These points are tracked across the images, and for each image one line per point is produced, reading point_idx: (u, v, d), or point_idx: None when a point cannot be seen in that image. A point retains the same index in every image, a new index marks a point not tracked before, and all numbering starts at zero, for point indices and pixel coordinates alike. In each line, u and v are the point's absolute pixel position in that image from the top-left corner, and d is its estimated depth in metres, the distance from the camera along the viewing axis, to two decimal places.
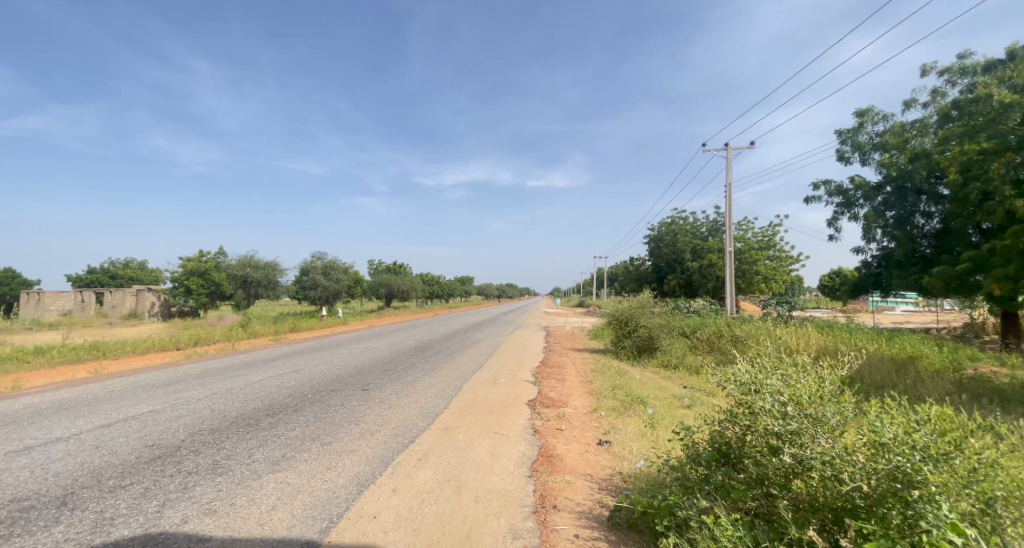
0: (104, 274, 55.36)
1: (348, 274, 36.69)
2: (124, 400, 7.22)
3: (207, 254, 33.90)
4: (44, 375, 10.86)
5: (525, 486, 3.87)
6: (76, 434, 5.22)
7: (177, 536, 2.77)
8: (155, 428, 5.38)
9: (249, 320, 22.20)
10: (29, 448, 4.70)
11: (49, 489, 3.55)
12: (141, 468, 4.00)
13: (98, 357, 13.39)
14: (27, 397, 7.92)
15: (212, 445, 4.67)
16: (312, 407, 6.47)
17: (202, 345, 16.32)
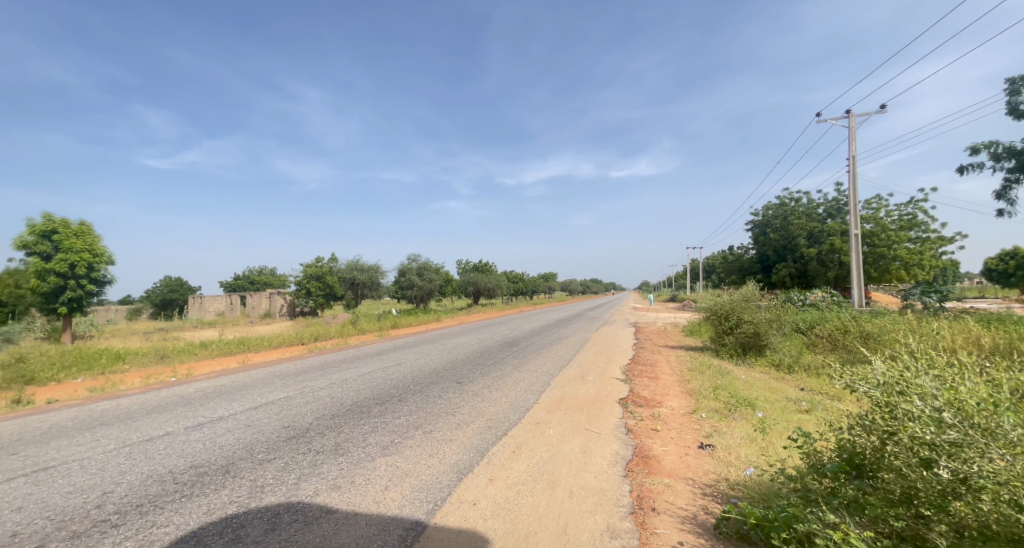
0: (245, 280, 65.87)
1: (440, 274, 38.91)
2: (266, 387, 8.48)
3: (321, 260, 38.37)
4: (208, 365, 13.19)
5: (621, 486, 3.76)
6: (234, 414, 6.28)
7: (312, 506, 3.17)
8: (290, 411, 6.23)
9: (357, 318, 24.70)
10: (201, 425, 5.73)
11: (217, 459, 4.29)
12: (279, 445, 4.65)
13: (243, 350, 15.93)
14: (197, 383, 9.66)
15: (334, 428, 5.27)
16: (414, 397, 6.98)
17: (320, 340, 18.52)
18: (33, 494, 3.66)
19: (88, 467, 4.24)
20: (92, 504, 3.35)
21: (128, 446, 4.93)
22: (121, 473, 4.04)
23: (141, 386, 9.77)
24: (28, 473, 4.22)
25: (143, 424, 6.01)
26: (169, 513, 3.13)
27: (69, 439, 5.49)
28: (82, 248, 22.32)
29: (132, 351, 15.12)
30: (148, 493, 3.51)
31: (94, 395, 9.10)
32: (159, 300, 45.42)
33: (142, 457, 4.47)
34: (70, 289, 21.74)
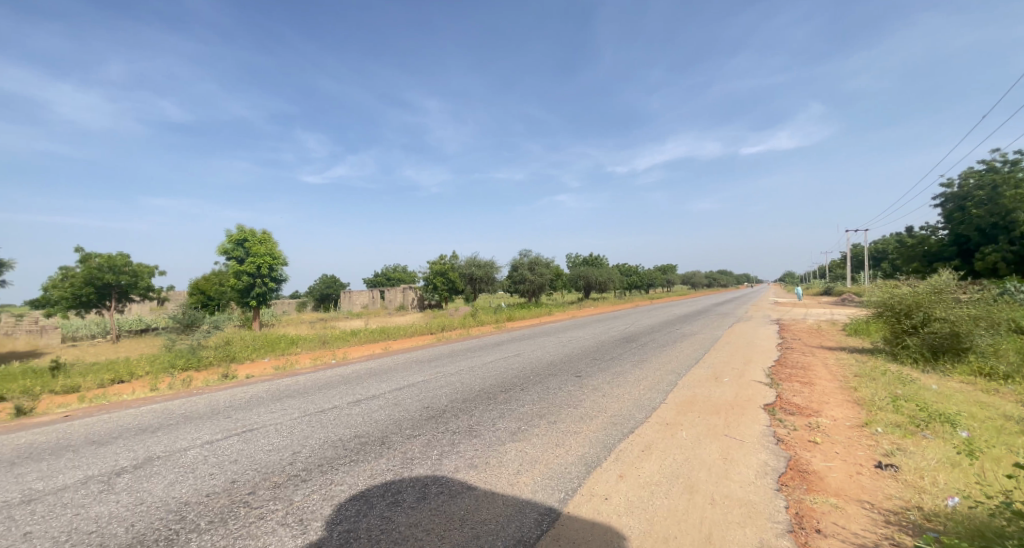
0: (382, 276, 74.96)
1: (551, 268, 39.24)
2: (406, 371, 9.57)
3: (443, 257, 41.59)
4: (359, 350, 15.34)
5: (773, 500, 3.38)
6: (383, 393, 7.22)
7: (455, 481, 3.48)
8: (428, 393, 6.93)
9: (477, 311, 26.26)
10: (359, 401, 6.70)
11: (374, 431, 4.98)
12: (421, 423, 5.21)
13: (384, 338, 18.16)
14: (352, 365, 11.33)
15: (466, 411, 5.72)
16: (536, 388, 7.19)
17: (446, 331, 20.19)
18: (248, 448, 4.70)
19: (283, 430, 5.29)
20: (288, 460, 4.18)
21: (308, 415, 6.02)
22: (305, 436, 4.95)
23: (311, 367, 11.81)
24: (244, 431, 5.43)
25: (317, 397, 7.26)
26: (342, 473, 3.74)
27: (269, 406, 6.90)
28: (265, 252, 27.69)
29: (302, 337, 18.45)
30: (326, 454, 4.25)
31: (279, 372, 11.28)
32: (319, 293, 54.25)
33: (319, 425, 5.42)
34: (259, 286, 27.30)
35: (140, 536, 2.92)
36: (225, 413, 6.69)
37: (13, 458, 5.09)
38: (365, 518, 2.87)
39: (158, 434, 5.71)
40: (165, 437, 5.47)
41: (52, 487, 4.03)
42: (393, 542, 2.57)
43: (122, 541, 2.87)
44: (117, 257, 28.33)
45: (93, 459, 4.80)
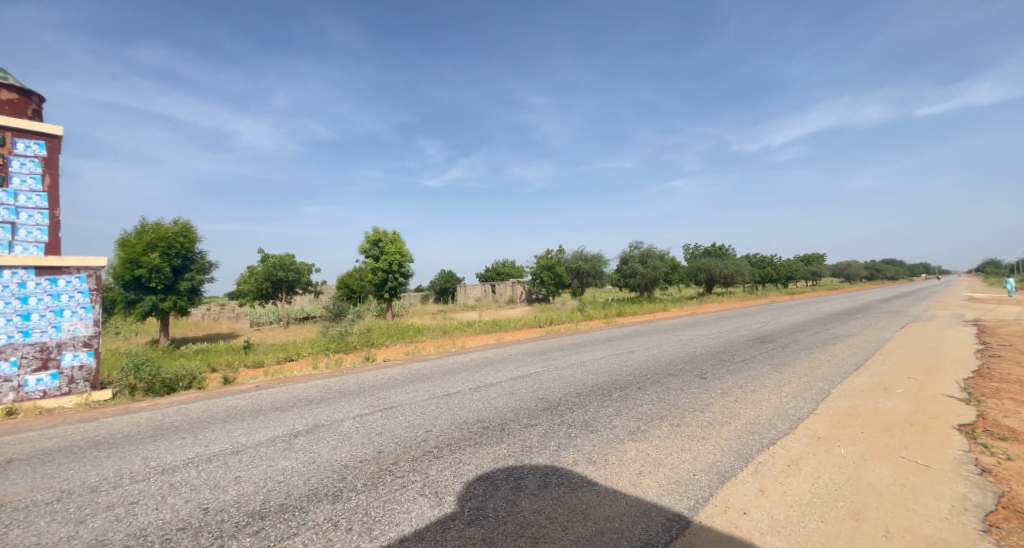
0: (493, 271, 78.76)
1: (666, 260, 36.97)
2: (520, 362, 9.90)
3: (551, 251, 41.20)
4: (474, 340, 16.33)
5: (976, 544, 2.73)
6: (501, 382, 7.57)
7: (575, 474, 3.50)
8: (542, 385, 7.08)
9: (586, 305, 25.98)
10: (479, 388, 7.14)
11: (493, 417, 5.26)
12: (538, 413, 5.34)
13: (496, 330, 19.06)
14: (469, 354, 12.11)
15: (582, 405, 5.71)
16: (654, 387, 6.85)
17: (555, 324, 20.42)
18: (389, 424, 5.32)
19: (416, 410, 5.88)
20: (422, 437, 4.64)
21: (436, 398, 6.59)
22: (434, 417, 5.44)
23: (434, 354, 12.92)
24: (384, 408, 6.17)
25: (442, 382, 7.92)
26: (468, 454, 4.02)
27: (402, 387, 7.74)
28: (395, 251, 30.83)
29: (425, 327, 20.23)
30: (454, 435, 4.61)
31: (408, 357, 12.56)
32: (439, 287, 58.95)
33: (446, 407, 5.89)
34: (391, 280, 30.64)
35: (313, 490, 3.50)
36: (368, 391, 7.66)
37: (223, 417, 6.50)
38: (492, 498, 3.05)
39: (319, 406, 6.78)
40: (325, 409, 6.48)
41: (251, 442, 5.05)
42: (518, 525, 2.68)
43: (301, 491, 3.48)
44: (285, 256, 34.28)
45: (276, 423, 5.90)
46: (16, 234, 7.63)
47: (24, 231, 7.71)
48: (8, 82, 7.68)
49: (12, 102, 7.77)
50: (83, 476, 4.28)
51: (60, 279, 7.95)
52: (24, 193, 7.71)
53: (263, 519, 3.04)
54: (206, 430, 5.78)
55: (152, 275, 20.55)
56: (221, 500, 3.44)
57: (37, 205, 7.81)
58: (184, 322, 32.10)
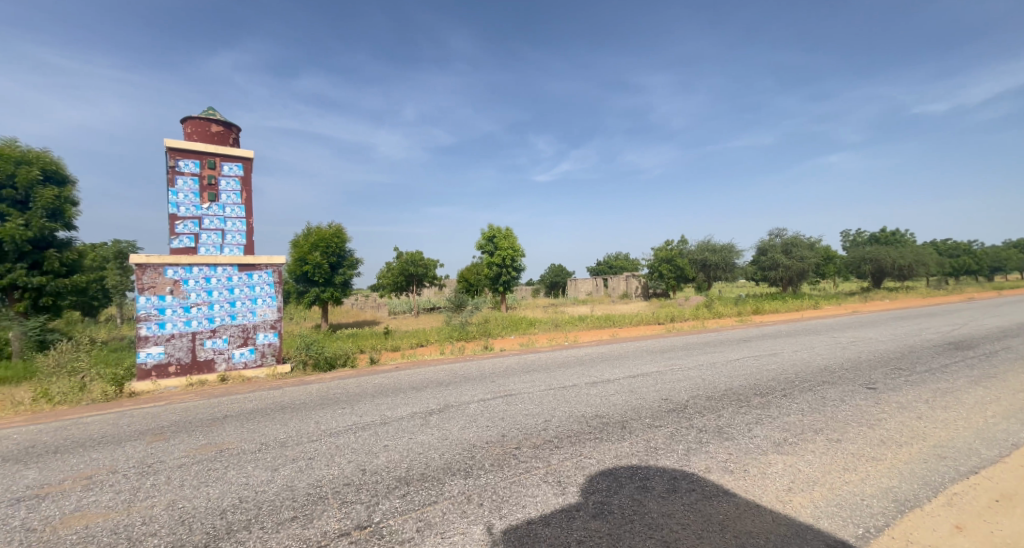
0: (606, 265, 77.09)
1: (815, 250, 32.16)
2: (641, 359, 9.54)
3: (670, 242, 39.58)
4: (590, 335, 16.19)
5: None
6: (620, 378, 7.38)
7: (708, 482, 3.27)
8: (666, 385, 6.72)
9: (713, 301, 23.88)
10: (598, 383, 7.07)
11: (615, 414, 5.17)
12: (663, 414, 5.10)
13: (612, 325, 18.63)
14: (585, 348, 12.06)
15: (713, 410, 5.29)
16: (803, 396, 6.02)
17: (678, 321, 19.22)
18: (511, 410, 5.57)
19: (535, 399, 6.05)
20: (542, 426, 4.76)
21: (555, 389, 6.70)
22: (553, 408, 5.54)
23: (551, 346, 13.13)
24: (506, 395, 6.48)
25: (559, 374, 8.03)
26: (589, 447, 4.02)
27: (522, 377, 8.04)
28: (507, 246, 32.05)
29: (539, 320, 20.64)
30: (574, 427, 4.65)
31: (524, 349, 12.98)
32: (550, 281, 59.57)
33: (564, 400, 5.96)
34: (506, 274, 31.85)
35: (447, 464, 3.84)
36: (490, 378, 8.11)
37: (371, 392, 7.48)
38: (617, 495, 3.01)
39: (448, 389, 7.39)
40: (453, 392, 7.03)
41: (394, 417, 5.73)
42: (647, 525, 2.61)
43: (438, 464, 3.85)
44: (416, 253, 37.87)
45: (412, 401, 6.59)
46: (225, 239, 9.66)
47: (230, 236, 9.73)
48: (216, 116, 9.81)
49: (220, 133, 9.86)
50: (274, 431, 5.32)
51: (254, 274, 9.90)
52: (230, 205, 9.70)
53: (408, 484, 3.44)
54: (358, 402, 6.72)
55: (316, 270, 24.35)
56: (374, 464, 3.98)
57: (238, 215, 9.77)
58: (336, 311, 37.57)
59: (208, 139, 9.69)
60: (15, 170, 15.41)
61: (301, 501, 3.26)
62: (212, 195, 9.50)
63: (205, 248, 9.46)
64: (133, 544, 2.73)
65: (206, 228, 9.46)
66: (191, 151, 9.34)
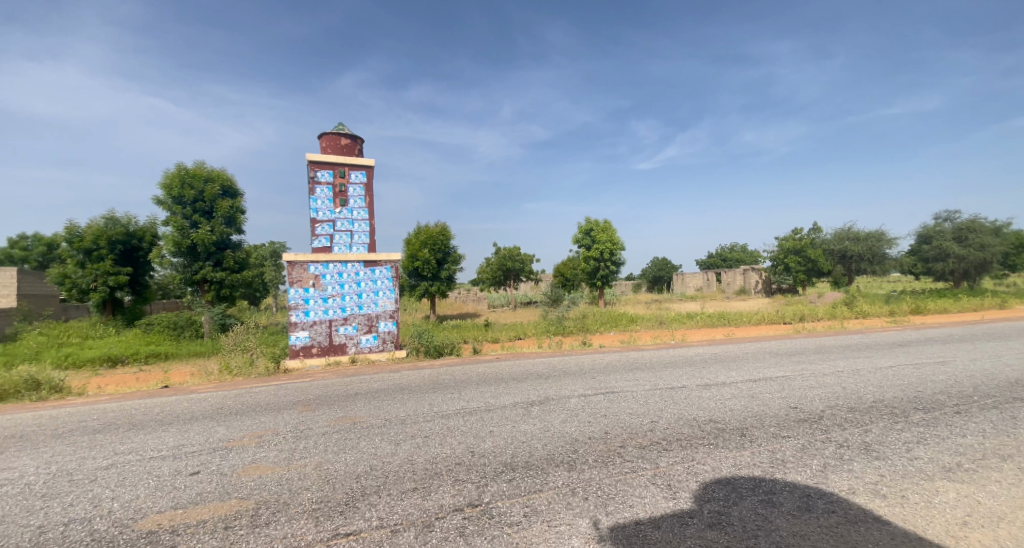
0: (719, 258, 70.93)
1: (1001, 236, 25.83)
2: (762, 362, 8.61)
3: (799, 231, 35.06)
4: (700, 333, 15.09)
5: None
6: (736, 382, 6.75)
7: (850, 504, 2.84)
8: (794, 392, 5.97)
9: (855, 298, 20.53)
10: (711, 385, 6.56)
11: (732, 420, 4.75)
12: (792, 424, 4.54)
13: (726, 324, 17.12)
14: (694, 347, 11.27)
15: (856, 423, 4.56)
16: (985, 414, 4.88)
17: (807, 321, 16.94)
18: (614, 408, 5.45)
19: (640, 399, 5.83)
20: (649, 427, 4.57)
21: (662, 389, 6.38)
22: (660, 409, 5.28)
23: (655, 344, 12.50)
24: (608, 392, 6.34)
25: (666, 374, 7.62)
26: (703, 453, 3.75)
27: (625, 374, 7.80)
28: (607, 240, 31.25)
29: (642, 316, 19.79)
30: (685, 431, 4.39)
31: (627, 345, 12.57)
32: (653, 275, 56.60)
33: (672, 401, 5.64)
34: (604, 268, 31.04)
35: (551, 454, 3.90)
36: (591, 374, 8.02)
37: (477, 380, 7.90)
38: (737, 506, 2.76)
39: (549, 381, 7.47)
40: (554, 385, 7.10)
41: (498, 404, 5.98)
42: (773, 543, 2.36)
43: (542, 454, 3.93)
44: (513, 248, 38.96)
45: (515, 391, 6.80)
46: (353, 238, 10.93)
47: (357, 235, 10.98)
48: (344, 130, 11.12)
49: (348, 145, 11.16)
50: (395, 410, 5.92)
51: (376, 270, 11.05)
52: (356, 208, 10.94)
53: (514, 470, 3.57)
54: (465, 389, 7.14)
55: (425, 265, 26.43)
56: (482, 447, 4.21)
57: (362, 217, 10.98)
58: (441, 304, 40.24)
59: (339, 151, 11.03)
60: (204, 187, 19.26)
61: (419, 474, 3.58)
62: (343, 200, 10.81)
63: (338, 247, 10.81)
64: (293, 494, 3.27)
65: (338, 229, 10.81)
66: (326, 162, 10.72)
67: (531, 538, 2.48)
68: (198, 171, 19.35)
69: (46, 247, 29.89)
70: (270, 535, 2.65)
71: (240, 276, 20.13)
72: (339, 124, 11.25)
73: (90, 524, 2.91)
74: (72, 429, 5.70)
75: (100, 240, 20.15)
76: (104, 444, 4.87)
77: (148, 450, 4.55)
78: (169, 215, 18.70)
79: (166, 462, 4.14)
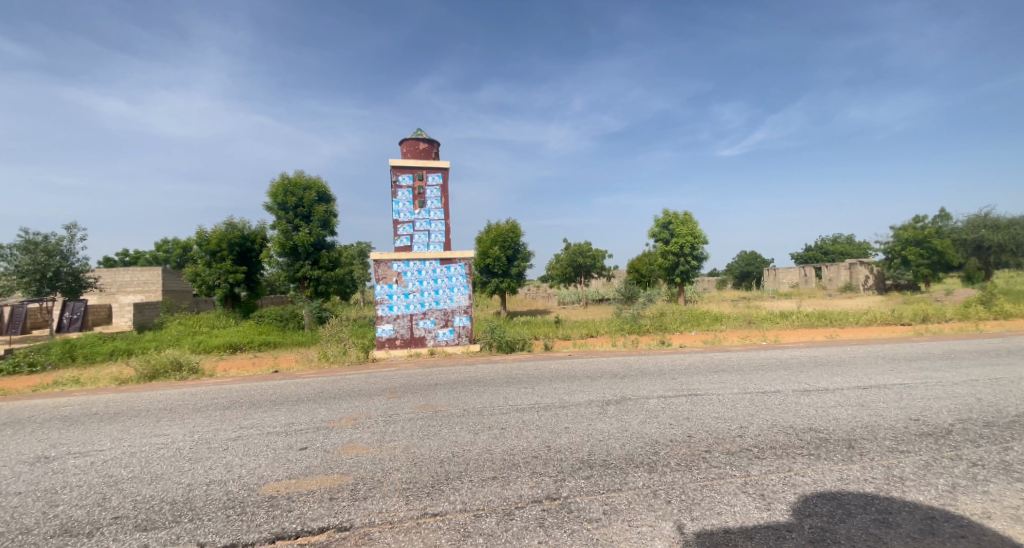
0: (819, 251, 63.88)
1: None
2: (872, 368, 7.64)
3: (921, 218, 30.46)
4: (795, 334, 13.78)
5: None
6: (841, 389, 6.05)
7: (991, 531, 2.43)
8: (915, 402, 5.23)
9: (996, 296, 17.38)
10: (810, 391, 5.97)
11: (836, 430, 4.29)
12: (912, 438, 3.98)
13: (826, 325, 15.43)
14: (787, 350, 10.32)
15: (998, 441, 3.88)
16: None
17: (930, 323, 14.69)
18: (697, 411, 5.17)
19: (726, 402, 5.48)
20: (737, 433, 4.28)
21: (751, 394, 5.93)
22: (750, 414, 4.91)
23: (741, 345, 11.62)
24: (690, 394, 6.04)
25: (756, 377, 7.07)
26: (801, 464, 3.44)
27: (708, 376, 7.37)
28: (687, 233, 29.52)
29: (727, 315, 18.48)
30: (779, 439, 4.05)
31: (710, 345, 11.84)
32: (739, 271, 52.54)
33: (764, 406, 5.22)
34: (683, 263, 29.44)
35: (629, 455, 3.82)
36: (670, 374, 7.68)
37: (551, 376, 7.94)
38: (844, 524, 2.50)
39: (625, 380, 7.29)
40: (631, 384, 6.91)
41: (573, 401, 5.97)
42: None
43: (620, 454, 3.85)
44: (585, 244, 38.40)
45: (590, 389, 6.74)
46: (431, 237, 11.50)
47: (434, 235, 11.53)
48: (422, 135, 11.71)
49: (426, 149, 11.73)
50: (473, 401, 6.15)
51: (452, 267, 11.52)
52: (433, 208, 11.48)
53: (591, 468, 3.54)
54: (539, 384, 7.20)
55: (496, 262, 27.00)
56: (558, 443, 4.23)
57: (439, 217, 11.50)
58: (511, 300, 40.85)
59: (419, 154, 11.66)
60: (303, 194, 21.40)
61: (498, 464, 3.70)
62: (422, 202, 11.40)
63: (417, 246, 11.44)
64: (385, 473, 3.55)
65: (417, 229, 11.43)
66: (406, 167, 11.38)
67: (611, 535, 2.46)
68: (298, 180, 21.53)
69: (183, 251, 35.20)
70: (368, 508, 2.91)
71: (333, 274, 22.12)
72: (418, 129, 11.88)
73: (225, 485, 3.41)
74: (206, 405, 6.70)
75: (222, 244, 23.28)
76: (231, 419, 5.66)
77: (265, 426, 5.20)
78: (276, 220, 21.06)
79: (280, 437, 4.70)
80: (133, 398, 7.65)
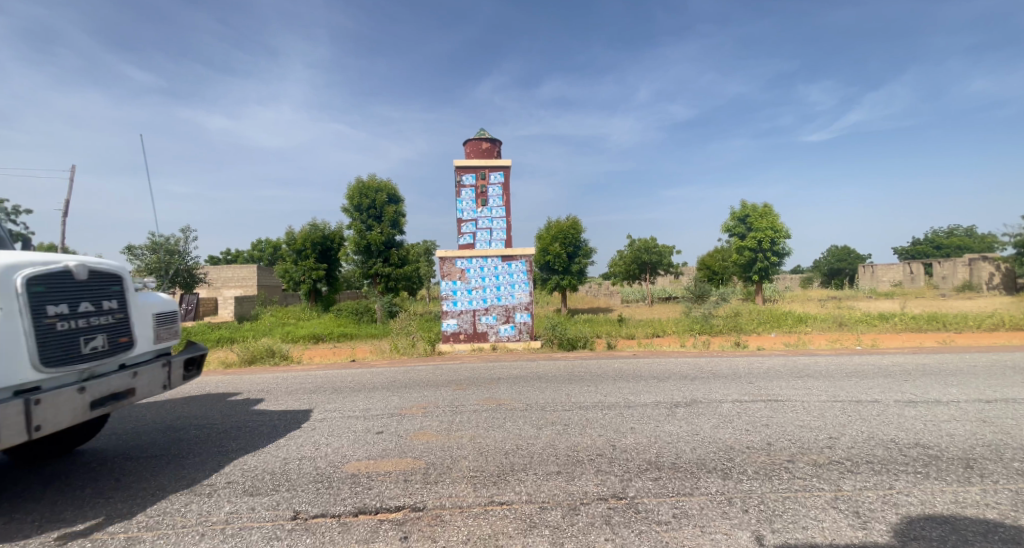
0: (930, 246, 56.28)
1: None
2: (995, 378, 6.62)
3: None
4: (897, 339, 12.32)
5: None
6: (955, 402, 5.31)
7: None
8: None
9: None
10: (916, 403, 5.30)
11: (949, 446, 3.78)
12: None
13: (936, 328, 13.59)
14: (885, 355, 9.27)
15: None
16: None
17: None
18: (778, 418, 4.80)
19: (812, 410, 5.03)
20: (826, 443, 3.93)
21: (843, 402, 5.39)
22: (842, 425, 4.47)
23: (830, 349, 10.59)
24: (771, 400, 5.61)
25: (847, 385, 6.42)
26: (903, 482, 3.08)
27: (790, 381, 6.82)
28: (766, 226, 27.40)
29: (813, 315, 16.93)
30: (878, 453, 3.65)
31: (792, 348, 10.94)
32: (828, 268, 47.84)
33: (859, 417, 4.73)
34: (761, 259, 27.35)
35: (701, 459, 3.64)
36: (746, 379, 7.17)
37: (615, 375, 7.78)
38: None
39: (696, 383, 6.95)
40: (703, 387, 6.57)
41: (640, 402, 5.79)
42: None
43: (690, 457, 3.70)
44: (651, 240, 36.99)
45: (658, 390, 6.50)
46: (493, 235, 11.72)
47: (495, 232, 11.73)
48: (485, 135, 11.96)
49: (488, 149, 11.98)
50: (536, 397, 6.20)
51: (513, 264, 11.67)
52: (495, 207, 11.68)
53: (660, 469, 3.44)
54: (602, 383, 7.09)
55: (557, 259, 26.88)
56: (623, 442, 4.15)
57: (501, 215, 11.69)
58: (572, 297, 40.59)
59: (482, 154, 11.95)
60: (375, 197, 22.72)
61: (563, 459, 3.71)
62: (484, 200, 11.64)
63: (480, 244, 11.71)
64: (455, 460, 3.71)
65: (480, 227, 11.71)
66: (470, 167, 11.67)
67: (683, 539, 2.38)
68: (371, 184, 22.93)
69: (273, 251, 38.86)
70: (439, 492, 3.06)
71: (402, 271, 23.32)
72: (480, 129, 12.13)
73: (315, 461, 3.76)
74: (295, 389, 7.39)
75: (305, 244, 25.42)
76: (315, 403, 6.19)
77: (346, 410, 5.63)
78: (352, 222, 22.63)
79: (358, 421, 5.08)
80: (236, 380, 8.66)
